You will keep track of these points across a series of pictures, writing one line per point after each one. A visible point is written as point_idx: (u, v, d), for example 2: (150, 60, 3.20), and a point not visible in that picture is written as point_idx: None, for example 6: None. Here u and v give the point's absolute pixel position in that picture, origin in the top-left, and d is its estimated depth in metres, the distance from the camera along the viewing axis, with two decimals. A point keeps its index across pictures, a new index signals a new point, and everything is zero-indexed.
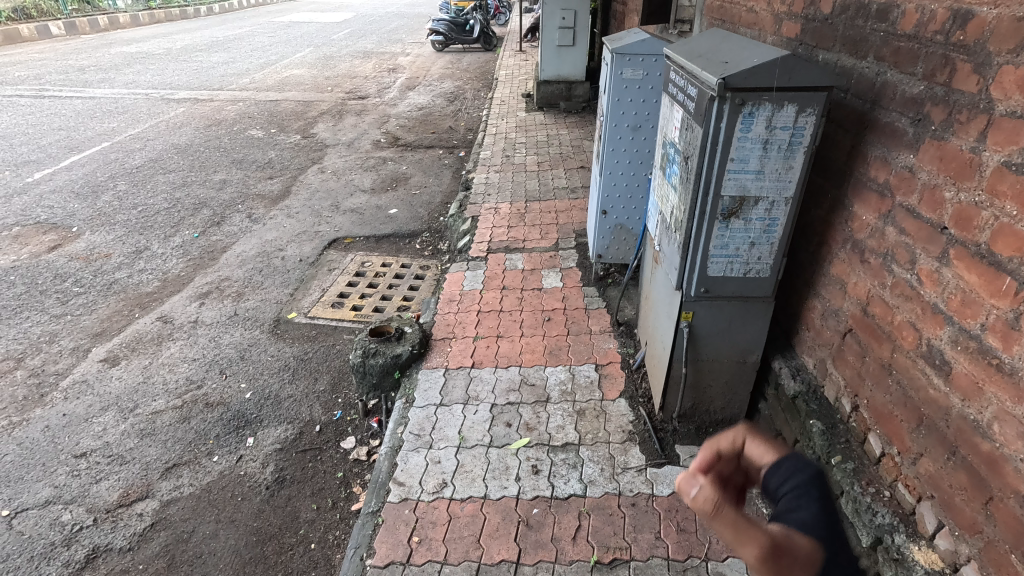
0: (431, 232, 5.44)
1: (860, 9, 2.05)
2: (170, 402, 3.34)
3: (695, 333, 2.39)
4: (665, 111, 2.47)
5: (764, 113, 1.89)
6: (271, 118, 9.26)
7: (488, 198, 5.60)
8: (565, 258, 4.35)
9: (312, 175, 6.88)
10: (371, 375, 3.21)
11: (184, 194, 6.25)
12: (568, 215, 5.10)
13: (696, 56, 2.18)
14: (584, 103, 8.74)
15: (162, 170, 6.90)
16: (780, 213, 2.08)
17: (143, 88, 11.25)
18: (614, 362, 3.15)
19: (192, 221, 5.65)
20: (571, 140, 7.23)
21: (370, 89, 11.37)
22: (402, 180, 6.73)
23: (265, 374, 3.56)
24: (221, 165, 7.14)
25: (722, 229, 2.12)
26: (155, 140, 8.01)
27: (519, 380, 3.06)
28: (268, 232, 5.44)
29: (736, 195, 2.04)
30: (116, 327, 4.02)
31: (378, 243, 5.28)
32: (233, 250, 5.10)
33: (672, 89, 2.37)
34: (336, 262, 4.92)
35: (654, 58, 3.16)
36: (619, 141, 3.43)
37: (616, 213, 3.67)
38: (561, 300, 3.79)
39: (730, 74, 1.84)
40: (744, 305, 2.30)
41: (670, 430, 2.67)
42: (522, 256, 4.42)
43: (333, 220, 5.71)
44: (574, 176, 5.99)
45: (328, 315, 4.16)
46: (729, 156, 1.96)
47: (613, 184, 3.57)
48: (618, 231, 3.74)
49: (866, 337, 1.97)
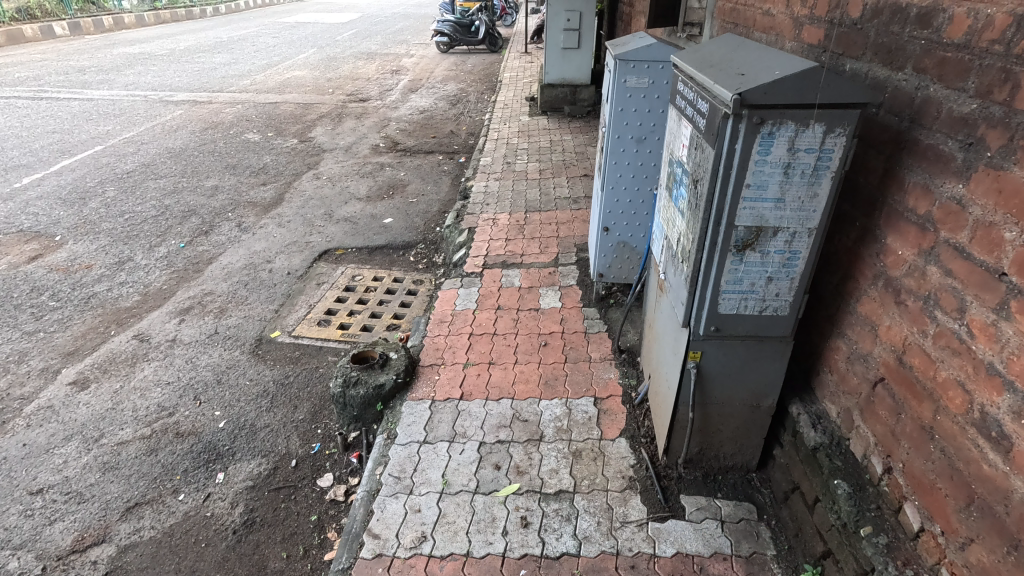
0: (427, 243, 5.21)
1: (896, 13, 1.79)
2: (138, 431, 3.12)
3: (703, 375, 2.14)
4: (672, 125, 2.23)
5: (786, 134, 1.63)
6: (268, 122, 9.07)
7: (487, 208, 5.36)
8: (564, 274, 4.10)
9: (307, 182, 6.67)
10: (351, 406, 2.99)
11: (174, 201, 6.06)
12: (569, 228, 4.84)
13: (708, 66, 1.93)
14: (589, 107, 8.47)
15: (153, 176, 6.72)
16: (801, 246, 1.82)
17: (142, 89, 11.11)
18: (615, 396, 2.90)
19: (180, 230, 5.46)
20: (575, 147, 6.98)
21: (371, 92, 11.17)
22: (400, 187, 6.51)
23: (241, 401, 3.33)
24: (214, 171, 6.96)
25: (735, 263, 1.86)
26: (149, 144, 7.84)
27: (510, 415, 2.81)
28: (256, 243, 5.23)
29: (752, 225, 1.79)
30: (89, 346, 3.82)
31: (371, 255, 5.06)
32: (220, 262, 4.90)
33: (680, 102, 2.12)
34: (325, 276, 4.70)
35: (661, 64, 2.92)
36: (622, 154, 3.18)
37: (619, 230, 3.43)
38: (559, 323, 3.54)
39: (747, 89, 1.58)
40: (759, 345, 2.05)
41: (674, 477, 2.41)
42: (519, 272, 4.17)
43: (325, 229, 5.49)
44: (577, 185, 5.74)
45: (313, 334, 3.94)
46: (745, 182, 1.71)
47: (616, 200, 3.33)
48: (621, 249, 3.49)
49: (900, 391, 1.71)
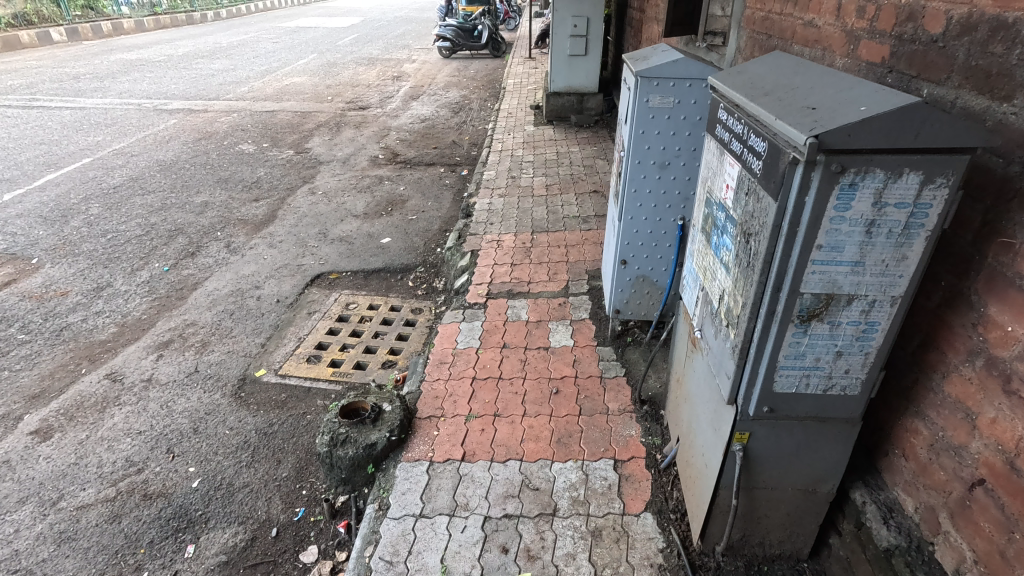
0: (426, 266, 4.88)
1: (996, 30, 1.46)
2: (102, 492, 2.79)
3: (750, 457, 1.80)
4: (711, 160, 1.90)
5: (873, 185, 1.29)
6: (264, 132, 8.77)
7: (490, 228, 5.03)
8: (576, 306, 3.76)
9: (301, 197, 6.35)
10: (339, 468, 2.67)
11: (161, 219, 5.75)
12: (578, 251, 4.51)
13: (760, 93, 1.59)
14: (596, 116, 8.13)
15: (140, 191, 6.41)
16: (881, 317, 1.47)
17: (137, 98, 10.82)
18: (637, 458, 2.56)
19: (165, 251, 5.14)
20: (583, 159, 6.64)
21: (371, 100, 10.86)
22: (399, 203, 6.19)
23: (219, 455, 2.99)
24: (205, 185, 6.64)
25: (797, 335, 1.52)
26: (139, 156, 7.53)
27: (519, 482, 2.48)
28: (245, 266, 4.91)
29: (821, 292, 1.44)
30: (56, 388, 3.49)
31: (367, 279, 4.73)
32: (205, 287, 4.58)
33: (723, 134, 1.79)
34: (317, 304, 4.37)
35: (688, 82, 2.59)
36: (643, 181, 2.85)
37: (638, 263, 3.09)
38: (571, 365, 3.20)
39: (826, 130, 1.24)
40: (820, 426, 1.70)
41: (712, 566, 2.07)
42: (526, 304, 3.83)
43: (319, 251, 5.16)
44: (587, 202, 5.40)
45: (301, 373, 3.61)
46: (815, 243, 1.37)
47: (635, 231, 3.00)
48: (640, 284, 3.15)
49: (1013, 505, 1.37)
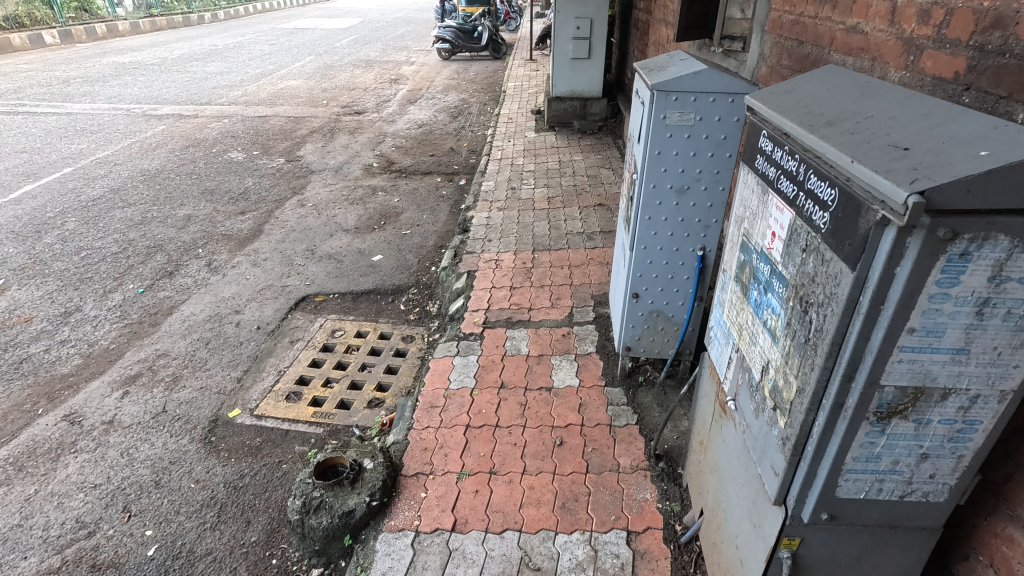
0: (420, 287, 4.55)
1: None
2: (45, 562, 2.47)
3: (801, 566, 1.46)
4: (749, 197, 1.57)
5: (991, 255, 0.95)
6: (255, 138, 8.46)
7: (488, 245, 4.71)
8: (581, 337, 3.43)
9: (290, 210, 6.02)
10: (312, 539, 2.33)
11: (140, 235, 5.43)
12: (583, 273, 4.18)
13: (821, 121, 1.25)
14: (600, 122, 7.79)
15: (121, 204, 6.09)
16: (985, 415, 1.13)
17: (126, 102, 10.52)
18: (653, 530, 2.23)
19: (141, 271, 4.82)
20: (586, 168, 6.31)
21: (367, 104, 10.54)
22: (392, 216, 5.87)
23: (181, 515, 2.67)
24: (189, 197, 6.32)
25: (872, 434, 1.18)
26: (123, 165, 7.22)
27: (517, 560, 2.15)
28: (226, 287, 4.59)
29: (909, 385, 1.10)
30: (8, 432, 3.18)
31: (355, 302, 4.40)
32: (180, 312, 4.26)
33: (767, 168, 1.45)
34: (301, 332, 4.05)
35: (712, 97, 2.26)
36: (658, 207, 2.52)
37: (652, 297, 2.75)
38: (577, 410, 2.86)
39: (936, 183, 0.90)
40: (890, 535, 1.36)
41: None
42: (526, 334, 3.49)
43: (305, 270, 4.83)
44: (591, 217, 5.08)
45: (279, 415, 3.29)
46: (907, 325, 1.03)
47: (649, 261, 2.66)
48: (654, 318, 2.81)
49: None
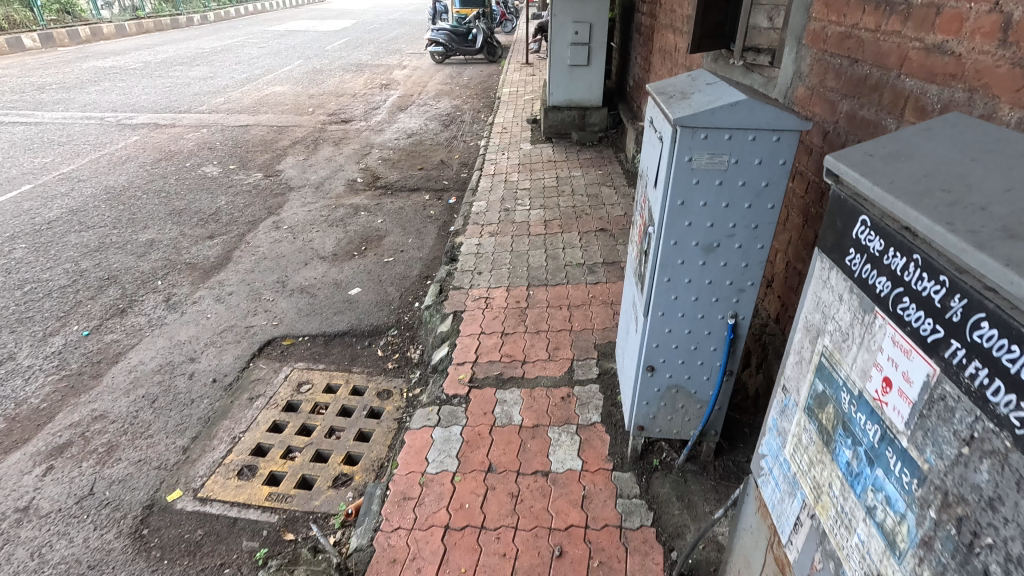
0: (401, 328, 4.04)
1: None
2: None
3: None
4: (835, 305, 1.07)
5: None
6: (233, 150, 7.94)
7: (478, 279, 4.21)
8: (583, 401, 2.93)
9: (262, 233, 5.51)
10: None
11: (94, 264, 4.91)
12: (584, 315, 3.68)
13: (992, 227, 0.76)
14: (601, 133, 7.28)
15: (78, 227, 5.57)
16: None
17: (101, 111, 9.98)
18: None
19: (89, 309, 4.31)
20: (586, 186, 5.82)
21: (355, 112, 10.03)
22: (375, 240, 5.36)
23: None
24: (154, 219, 5.80)
25: None
26: (86, 182, 6.69)
27: None
28: (182, 329, 4.07)
29: None
30: None
31: (327, 347, 3.90)
32: (127, 360, 3.74)
33: (871, 276, 0.96)
34: (262, 386, 3.54)
35: (752, 134, 1.77)
36: (680, 267, 2.02)
37: (670, 370, 2.27)
38: (580, 505, 2.37)
39: None
40: None
41: None
42: (519, 397, 2.99)
43: (274, 306, 4.32)
44: (592, 244, 4.58)
45: (227, 497, 2.78)
46: None
47: (667, 329, 2.17)
48: (672, 395, 2.33)
49: None
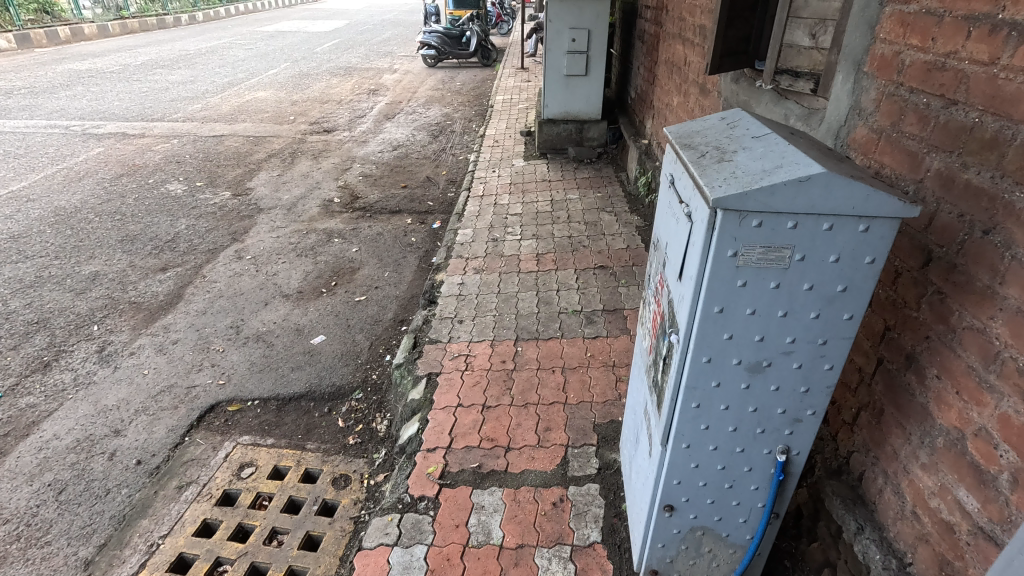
0: (368, 390, 3.46)
1: None
2: None
3: None
4: None
5: None
6: (202, 164, 7.35)
7: (458, 329, 3.63)
8: (579, 510, 2.36)
9: (221, 265, 4.92)
10: None
11: (24, 304, 4.33)
12: (581, 382, 3.10)
13: None
14: (599, 148, 6.71)
15: (16, 258, 4.99)
16: None
17: (69, 118, 9.37)
18: None
19: (7, 362, 3.72)
20: (584, 211, 5.26)
21: (338, 120, 9.44)
22: (347, 273, 4.78)
23: None
24: (103, 246, 5.22)
25: None
26: (35, 202, 6.09)
27: None
28: (111, 390, 3.48)
29: None
30: None
31: (280, 414, 3.32)
32: (39, 434, 3.16)
33: None
34: (196, 469, 2.95)
35: (827, 222, 1.20)
36: (714, 392, 1.46)
37: (695, 510, 1.70)
38: None
39: None
40: None
41: None
42: (500, 503, 2.42)
43: (223, 360, 3.74)
44: (591, 286, 4.02)
45: None
46: None
47: (693, 464, 1.60)
48: (697, 538, 1.76)
49: None
